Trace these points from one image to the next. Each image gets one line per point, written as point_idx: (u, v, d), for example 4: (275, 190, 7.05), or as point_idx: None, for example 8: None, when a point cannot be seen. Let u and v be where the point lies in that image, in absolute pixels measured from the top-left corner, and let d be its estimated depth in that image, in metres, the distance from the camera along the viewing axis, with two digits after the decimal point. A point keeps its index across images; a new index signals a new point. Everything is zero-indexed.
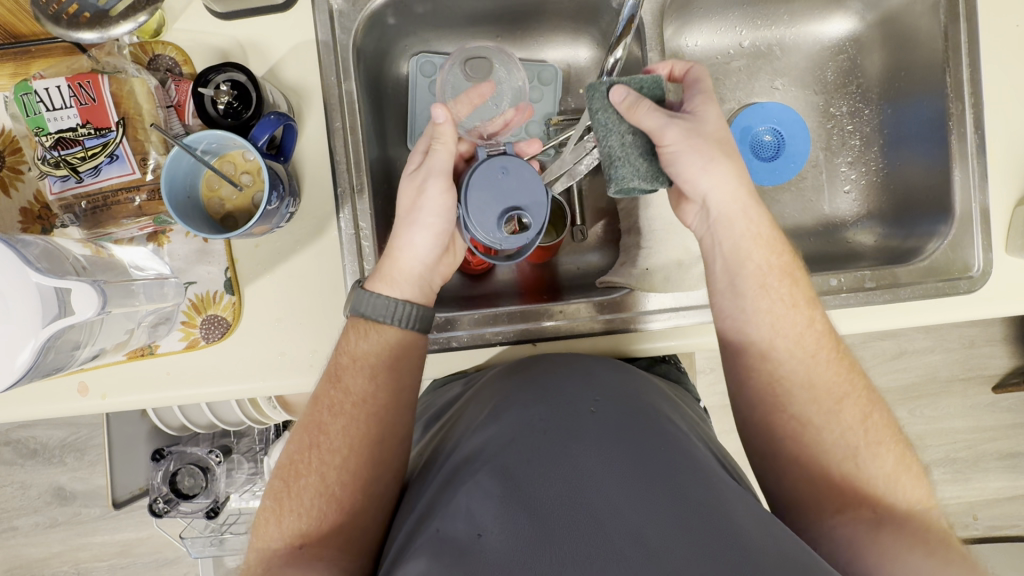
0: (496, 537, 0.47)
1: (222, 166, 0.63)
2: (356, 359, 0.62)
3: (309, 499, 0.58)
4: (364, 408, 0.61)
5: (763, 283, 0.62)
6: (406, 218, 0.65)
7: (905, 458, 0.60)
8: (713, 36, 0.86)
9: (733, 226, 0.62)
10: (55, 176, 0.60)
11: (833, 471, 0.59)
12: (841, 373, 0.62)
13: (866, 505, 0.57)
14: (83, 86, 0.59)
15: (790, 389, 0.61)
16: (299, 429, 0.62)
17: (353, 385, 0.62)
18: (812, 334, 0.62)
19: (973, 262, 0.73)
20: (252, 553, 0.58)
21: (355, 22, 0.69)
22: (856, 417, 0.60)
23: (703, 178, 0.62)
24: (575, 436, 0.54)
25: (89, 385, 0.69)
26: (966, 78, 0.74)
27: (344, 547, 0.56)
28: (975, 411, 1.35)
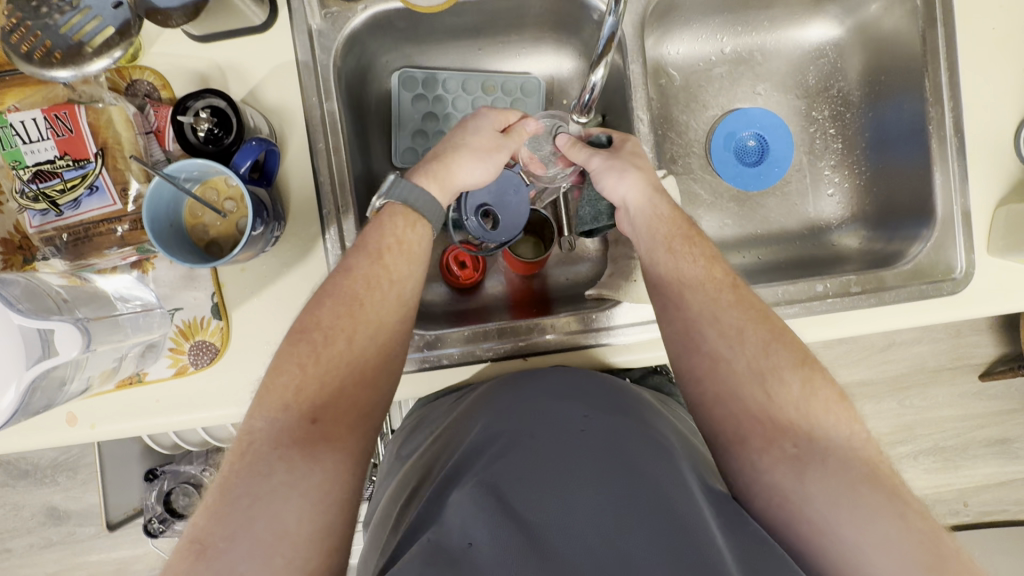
0: (488, 547, 0.47)
1: (205, 193, 0.62)
2: (398, 242, 0.61)
3: (332, 369, 0.54)
4: (397, 294, 0.60)
5: (673, 249, 0.64)
6: (478, 151, 0.66)
7: (815, 381, 0.57)
8: (694, 43, 0.86)
9: (657, 203, 0.66)
10: (35, 209, 0.60)
11: (753, 406, 0.56)
12: (746, 314, 0.60)
13: (787, 438, 0.55)
14: (60, 117, 0.59)
15: (700, 329, 0.60)
16: (325, 295, 0.57)
17: (392, 269, 0.60)
18: (712, 286, 0.62)
19: (956, 264, 0.74)
20: (240, 434, 0.52)
21: (334, 42, 0.69)
22: (756, 348, 0.59)
23: (625, 179, 0.66)
24: (566, 451, 0.54)
25: (78, 415, 0.68)
26: (945, 82, 0.74)
27: (354, 429, 0.54)
28: (962, 399, 1.37)
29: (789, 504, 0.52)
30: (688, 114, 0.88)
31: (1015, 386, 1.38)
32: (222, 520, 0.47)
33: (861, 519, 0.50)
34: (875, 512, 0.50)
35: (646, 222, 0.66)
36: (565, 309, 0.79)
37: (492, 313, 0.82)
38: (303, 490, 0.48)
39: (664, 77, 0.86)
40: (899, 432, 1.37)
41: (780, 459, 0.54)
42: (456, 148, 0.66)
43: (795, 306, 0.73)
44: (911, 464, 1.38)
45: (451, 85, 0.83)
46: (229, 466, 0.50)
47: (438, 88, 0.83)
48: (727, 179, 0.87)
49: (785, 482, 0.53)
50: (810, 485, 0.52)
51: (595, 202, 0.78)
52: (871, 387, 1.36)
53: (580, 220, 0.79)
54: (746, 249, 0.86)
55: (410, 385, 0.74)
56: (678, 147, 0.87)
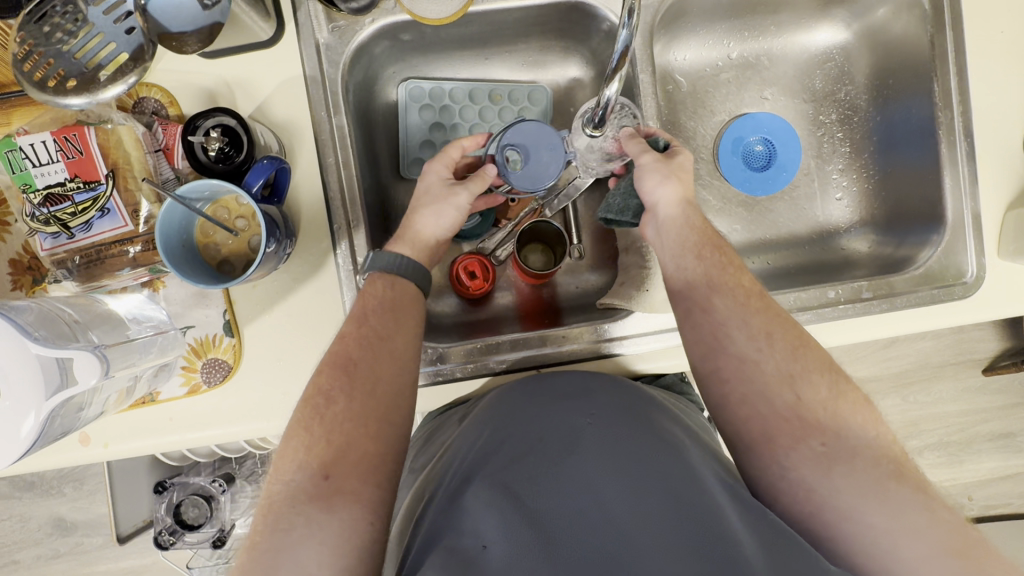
0: (502, 547, 0.47)
1: (216, 212, 0.62)
2: (380, 301, 0.61)
3: (338, 428, 0.54)
4: (394, 344, 0.59)
5: (700, 252, 0.63)
6: (435, 199, 0.66)
7: (841, 385, 0.57)
8: (701, 49, 0.86)
9: (689, 212, 0.65)
10: (45, 233, 0.59)
11: (782, 407, 0.56)
12: (773, 319, 0.60)
13: (814, 437, 0.54)
14: (69, 139, 0.59)
15: (728, 331, 0.59)
16: (326, 363, 0.58)
17: (378, 325, 0.59)
18: (741, 292, 0.61)
19: (966, 268, 0.74)
20: (261, 499, 0.53)
21: (342, 55, 0.69)
22: (785, 350, 0.58)
23: (666, 182, 0.65)
24: (572, 447, 0.54)
25: (91, 435, 0.68)
26: (954, 86, 0.74)
27: (366, 479, 0.52)
28: (967, 394, 1.37)
29: (815, 497, 0.52)
30: (695, 120, 0.87)
31: (1019, 380, 1.38)
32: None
33: (888, 513, 0.50)
34: (904, 507, 0.50)
35: (672, 224, 0.65)
36: (577, 319, 0.79)
37: (503, 324, 0.82)
38: (321, 542, 0.48)
39: (671, 83, 0.86)
40: (904, 428, 1.37)
41: (809, 457, 0.53)
42: (418, 202, 0.66)
43: (807, 312, 0.73)
44: (916, 460, 1.38)
45: (458, 95, 0.83)
46: (257, 527, 0.51)
47: (445, 98, 0.82)
48: (736, 184, 0.86)
49: (812, 478, 0.52)
50: (837, 481, 0.52)
51: (628, 194, 0.71)
52: (876, 384, 1.37)
53: (606, 207, 0.72)
54: (755, 255, 0.85)
55: (423, 398, 0.74)
56: None
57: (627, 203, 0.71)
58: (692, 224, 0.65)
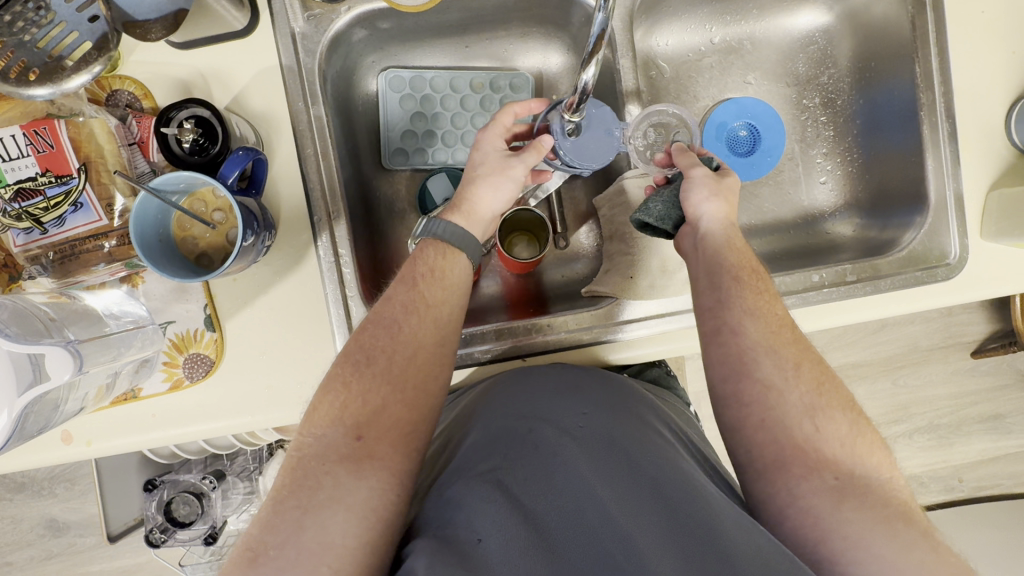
0: (497, 541, 0.46)
1: (192, 205, 0.61)
2: (431, 268, 0.61)
3: (376, 390, 0.55)
4: (439, 315, 0.60)
5: (737, 274, 0.62)
6: (491, 174, 0.65)
7: (860, 425, 0.58)
8: (683, 34, 0.85)
9: (729, 234, 0.65)
10: (18, 228, 0.58)
11: (800, 438, 0.56)
12: (801, 352, 0.60)
13: (828, 470, 0.55)
14: (39, 133, 0.58)
15: (756, 357, 0.59)
16: (368, 325, 0.58)
17: (429, 293, 0.60)
18: (774, 320, 0.61)
19: (949, 249, 0.73)
20: (288, 452, 0.53)
21: (318, 44, 0.68)
22: (810, 384, 0.58)
23: (710, 201, 0.65)
24: (568, 445, 0.54)
25: (73, 433, 0.67)
26: (936, 67, 0.74)
27: (396, 446, 0.53)
28: (955, 376, 1.38)
29: (824, 524, 0.52)
30: (679, 106, 0.87)
31: (1007, 362, 1.39)
32: (274, 530, 0.48)
33: (896, 547, 0.50)
34: (912, 544, 0.50)
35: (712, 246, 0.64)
36: (563, 308, 0.79)
37: (488, 314, 0.81)
38: (347, 506, 0.49)
39: (654, 69, 0.85)
40: (894, 412, 1.38)
41: (821, 488, 0.54)
42: (474, 181, 0.65)
43: (792, 297, 0.73)
44: (907, 443, 1.39)
45: (439, 84, 0.82)
46: (282, 480, 0.51)
47: (426, 87, 0.82)
48: None
49: (823, 508, 0.52)
50: (848, 513, 0.52)
51: (672, 204, 0.69)
52: (866, 368, 1.37)
53: (645, 211, 0.69)
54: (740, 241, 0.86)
55: None
56: None
57: (671, 211, 0.68)
58: (724, 245, 0.64)
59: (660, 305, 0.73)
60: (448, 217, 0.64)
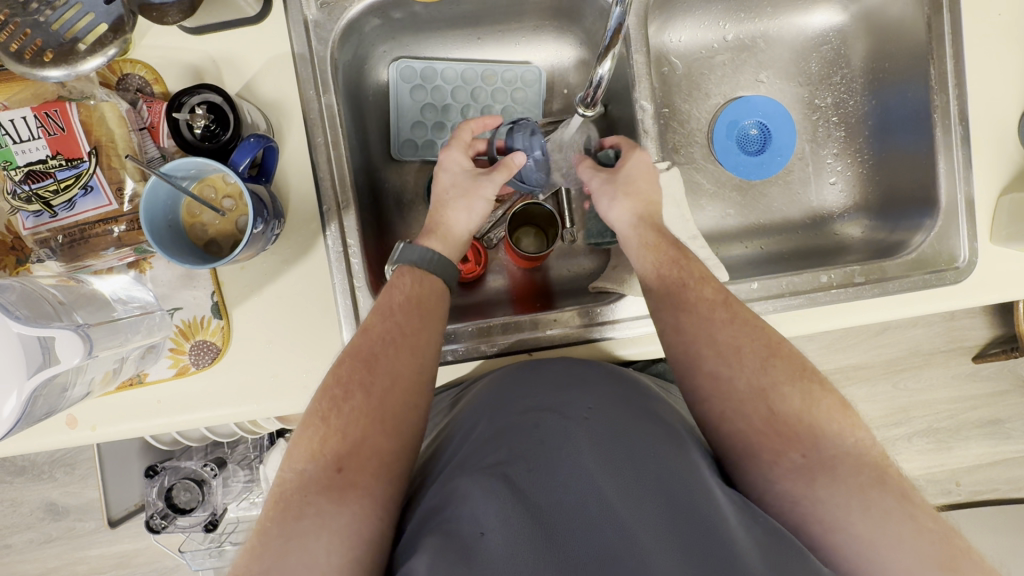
0: (500, 536, 0.47)
1: (202, 190, 0.61)
2: (406, 297, 0.62)
3: (354, 421, 0.55)
4: (417, 343, 0.60)
5: (660, 269, 0.65)
6: (461, 193, 0.68)
7: (815, 392, 0.58)
8: (696, 31, 0.85)
9: (643, 230, 0.68)
10: (28, 211, 0.58)
11: (757, 421, 0.56)
12: (740, 331, 0.60)
13: (793, 449, 0.55)
14: (50, 115, 0.57)
15: (699, 350, 0.60)
16: (346, 355, 0.58)
17: (404, 323, 0.60)
18: (705, 305, 0.62)
19: (958, 253, 0.73)
20: (271, 488, 0.54)
21: (331, 33, 0.68)
22: (755, 364, 0.58)
23: (616, 205, 0.69)
24: (573, 435, 0.54)
25: (78, 418, 0.67)
26: (951, 70, 0.73)
27: (377, 475, 0.53)
28: (956, 381, 1.38)
29: (801, 507, 0.53)
30: (690, 103, 0.86)
31: (1008, 367, 1.39)
32: (258, 560, 0.48)
33: (872, 520, 0.51)
34: (884, 514, 0.51)
35: (639, 244, 0.67)
36: (569, 303, 0.79)
37: (493, 307, 0.81)
38: (330, 531, 0.49)
39: (666, 65, 0.85)
40: (893, 414, 1.38)
41: (792, 470, 0.54)
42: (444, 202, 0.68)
43: (799, 297, 0.72)
44: (905, 446, 1.40)
45: (451, 76, 0.82)
46: (266, 514, 0.51)
47: (437, 78, 0.81)
48: (729, 168, 0.86)
49: (796, 490, 0.53)
50: (820, 491, 0.53)
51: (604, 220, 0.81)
52: (867, 370, 1.37)
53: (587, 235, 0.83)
54: (747, 239, 0.85)
55: None
56: (680, 137, 0.86)
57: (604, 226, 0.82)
58: (652, 246, 0.67)
59: None
60: (422, 241, 0.66)
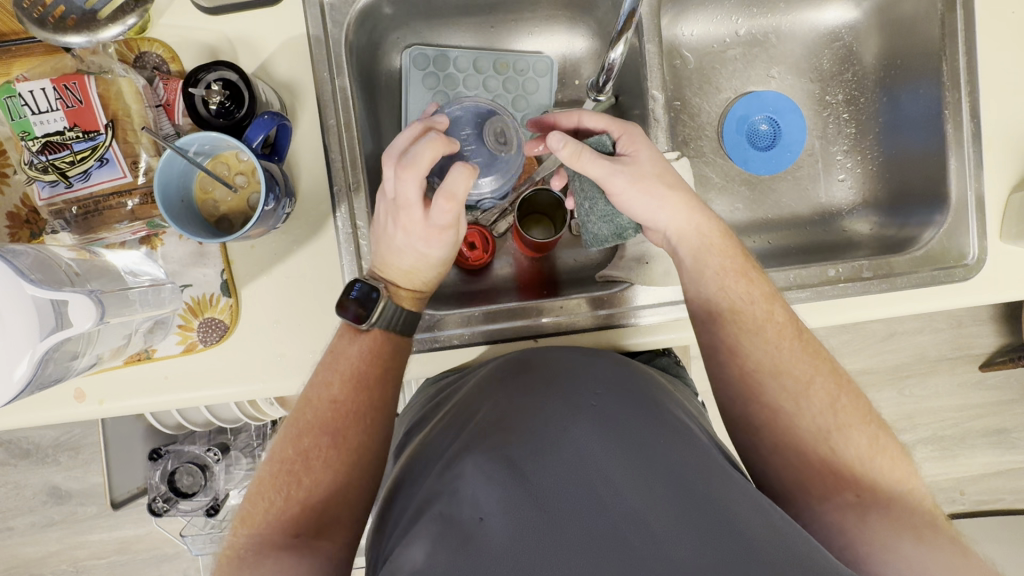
0: (499, 519, 0.47)
1: (215, 167, 0.62)
2: (381, 367, 0.62)
3: (317, 491, 0.56)
4: (382, 419, 0.61)
5: (723, 283, 0.64)
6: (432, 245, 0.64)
7: (879, 439, 0.60)
8: (708, 25, 0.85)
9: (701, 224, 0.65)
10: (43, 181, 0.59)
11: (811, 455, 0.59)
12: (807, 363, 0.62)
13: (848, 488, 0.58)
14: (69, 88, 0.58)
15: (762, 381, 0.61)
16: (310, 426, 0.59)
17: (378, 393, 0.61)
18: (773, 329, 0.62)
19: (968, 249, 0.73)
20: (224, 548, 0.55)
21: (346, 16, 0.68)
22: (823, 400, 0.60)
23: (663, 209, 0.64)
24: (577, 420, 0.54)
25: (86, 392, 0.67)
26: (964, 66, 0.74)
27: (337, 539, 0.55)
28: (962, 389, 1.37)
29: (849, 535, 0.55)
30: (701, 96, 0.87)
31: (1015, 377, 1.38)
32: None
33: (925, 552, 0.53)
34: (940, 549, 0.54)
35: (694, 255, 0.64)
36: (575, 292, 0.80)
37: (500, 294, 0.81)
38: None
39: (678, 59, 0.85)
40: (899, 421, 1.38)
41: (844, 505, 0.57)
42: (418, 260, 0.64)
43: (807, 290, 0.72)
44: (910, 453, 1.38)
45: (463, 64, 0.82)
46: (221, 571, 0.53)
47: (449, 66, 0.82)
48: (739, 163, 0.86)
49: (848, 522, 0.56)
50: (872, 524, 0.55)
51: (608, 218, 0.70)
52: (873, 375, 1.37)
53: (598, 240, 0.72)
54: (757, 234, 0.85)
55: (417, 365, 0.74)
56: (690, 130, 0.86)
57: (612, 225, 0.71)
58: (716, 262, 0.64)
59: (671, 292, 0.74)
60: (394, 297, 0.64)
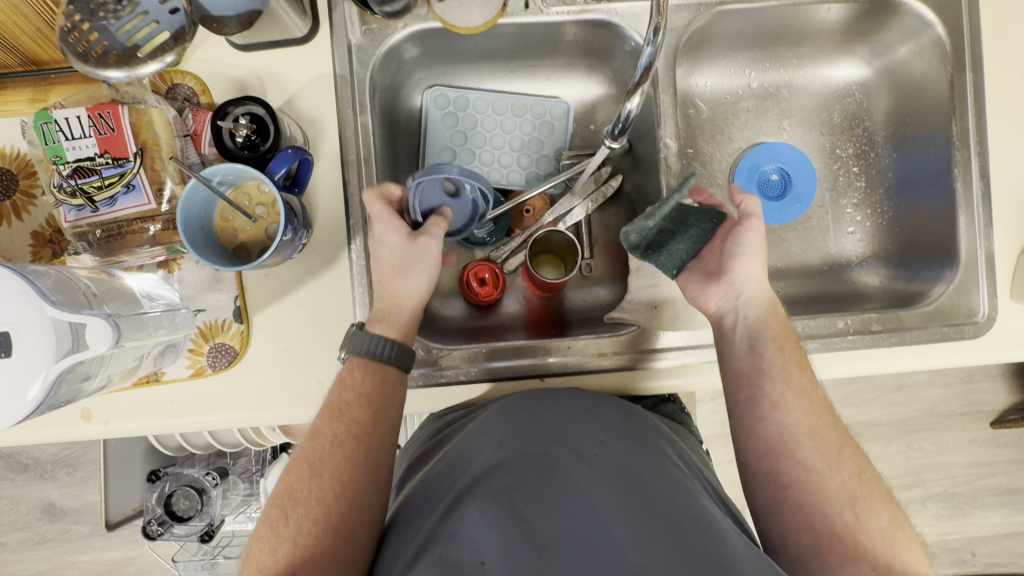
0: (501, 567, 0.46)
1: (237, 197, 0.63)
2: (357, 393, 0.61)
3: (305, 526, 0.55)
4: (361, 442, 0.59)
5: (780, 347, 0.65)
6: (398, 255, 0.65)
7: (899, 520, 0.60)
8: (722, 77, 0.88)
9: (771, 300, 0.68)
10: (70, 205, 0.61)
11: (834, 520, 0.58)
12: (842, 439, 0.62)
13: (867, 561, 0.56)
14: (103, 116, 0.60)
15: (798, 438, 0.61)
16: (298, 461, 0.59)
17: (355, 418, 0.60)
18: (816, 400, 0.63)
19: (978, 308, 0.73)
20: None
21: (373, 57, 0.71)
22: (852, 472, 0.60)
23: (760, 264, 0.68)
24: (581, 467, 0.53)
25: (93, 411, 0.68)
26: (973, 126, 0.75)
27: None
28: (973, 446, 1.34)
29: None
30: (713, 145, 0.88)
31: None
32: None
33: None
34: None
35: (761, 314, 0.67)
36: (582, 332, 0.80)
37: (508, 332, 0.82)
38: None
39: (691, 108, 0.87)
40: (908, 476, 1.35)
41: None
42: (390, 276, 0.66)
43: (815, 341, 0.72)
44: (920, 510, 1.35)
45: (481, 106, 0.84)
46: None
47: (468, 107, 0.84)
48: None
49: None
50: None
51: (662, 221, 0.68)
52: (882, 428, 1.34)
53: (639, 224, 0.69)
54: None
55: (422, 400, 0.74)
56: (701, 177, 0.87)
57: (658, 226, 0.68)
58: (775, 328, 0.66)
59: (679, 337, 0.74)
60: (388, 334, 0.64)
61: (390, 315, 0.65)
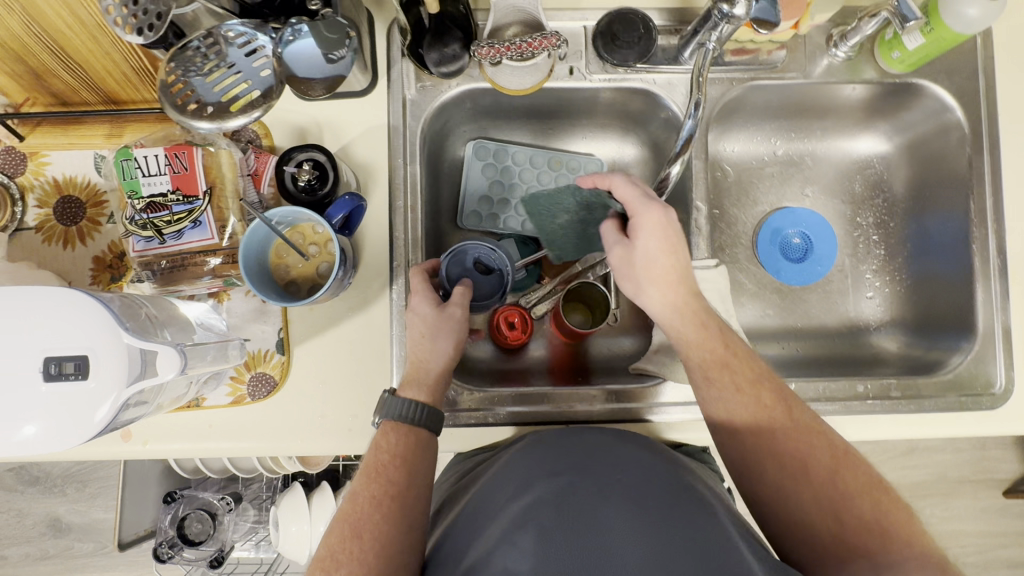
0: None
1: (292, 237, 0.67)
2: (392, 455, 0.63)
3: None
4: (397, 501, 0.60)
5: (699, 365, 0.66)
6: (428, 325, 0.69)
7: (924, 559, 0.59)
8: (749, 144, 0.92)
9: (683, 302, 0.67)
10: (140, 236, 0.65)
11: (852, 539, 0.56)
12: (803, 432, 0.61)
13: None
14: (179, 156, 0.65)
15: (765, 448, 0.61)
16: (337, 522, 0.60)
17: (391, 478, 0.61)
18: (755, 405, 0.62)
19: (995, 379, 0.76)
20: None
21: (425, 112, 0.76)
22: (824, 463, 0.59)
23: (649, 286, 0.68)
24: (604, 497, 0.54)
25: (133, 431, 0.70)
26: (990, 206, 0.79)
27: None
28: (985, 515, 1.33)
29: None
30: (738, 207, 0.92)
31: None
32: None
33: None
34: None
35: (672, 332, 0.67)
36: (606, 380, 0.82)
37: (534, 376, 0.84)
38: None
39: (719, 171, 0.92)
40: None
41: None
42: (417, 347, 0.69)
43: (834, 404, 0.74)
44: None
45: (520, 159, 0.88)
46: None
47: (508, 159, 0.88)
48: (771, 272, 0.90)
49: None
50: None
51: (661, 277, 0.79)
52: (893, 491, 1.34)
53: None
54: (784, 341, 0.88)
55: (450, 439, 0.76)
56: (726, 237, 0.91)
57: None
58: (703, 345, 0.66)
59: None
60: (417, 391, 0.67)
61: (419, 375, 0.68)
